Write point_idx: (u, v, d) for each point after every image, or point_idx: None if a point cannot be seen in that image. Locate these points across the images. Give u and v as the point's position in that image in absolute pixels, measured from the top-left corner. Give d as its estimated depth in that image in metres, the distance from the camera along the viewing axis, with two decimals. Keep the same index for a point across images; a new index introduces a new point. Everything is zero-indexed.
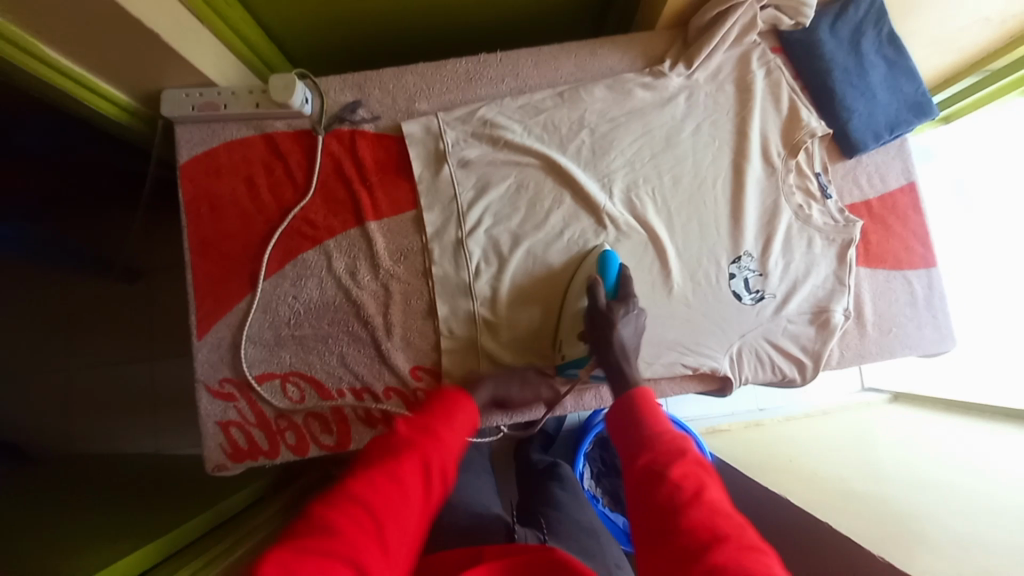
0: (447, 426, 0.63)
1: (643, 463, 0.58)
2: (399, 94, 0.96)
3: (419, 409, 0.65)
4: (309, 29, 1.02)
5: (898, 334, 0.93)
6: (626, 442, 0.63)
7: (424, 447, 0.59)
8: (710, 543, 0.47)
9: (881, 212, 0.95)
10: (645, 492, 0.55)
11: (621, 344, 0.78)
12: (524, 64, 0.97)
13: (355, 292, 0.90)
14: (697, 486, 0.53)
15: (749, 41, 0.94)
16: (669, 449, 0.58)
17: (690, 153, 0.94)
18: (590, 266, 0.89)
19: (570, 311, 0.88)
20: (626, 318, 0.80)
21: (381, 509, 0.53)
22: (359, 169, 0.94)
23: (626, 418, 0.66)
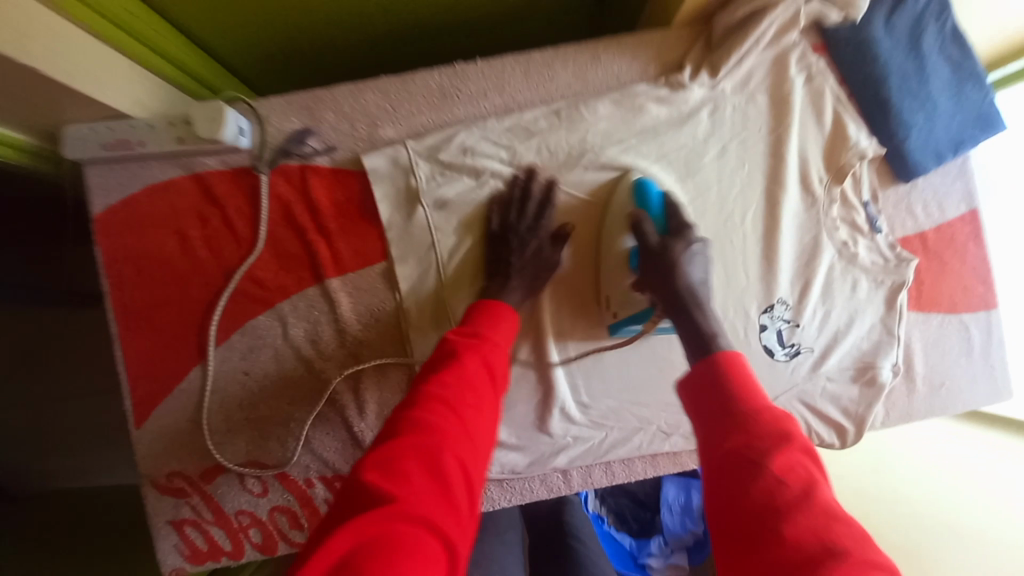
0: (492, 333, 0.63)
1: (732, 439, 0.48)
2: (358, 118, 0.78)
3: (466, 316, 0.66)
4: (242, 32, 0.81)
5: (950, 390, 0.81)
6: (704, 410, 0.53)
7: (478, 353, 0.60)
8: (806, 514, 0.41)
9: (937, 246, 0.80)
10: (732, 477, 0.46)
11: (689, 288, 0.65)
12: (511, 73, 0.78)
13: (318, 366, 0.76)
14: (803, 485, 0.43)
15: (788, 41, 0.77)
16: (771, 429, 0.48)
17: (716, 183, 0.78)
18: (621, 200, 0.75)
19: (613, 258, 0.73)
20: (689, 255, 0.67)
21: (459, 406, 0.55)
22: (314, 215, 0.77)
23: (700, 387, 0.54)
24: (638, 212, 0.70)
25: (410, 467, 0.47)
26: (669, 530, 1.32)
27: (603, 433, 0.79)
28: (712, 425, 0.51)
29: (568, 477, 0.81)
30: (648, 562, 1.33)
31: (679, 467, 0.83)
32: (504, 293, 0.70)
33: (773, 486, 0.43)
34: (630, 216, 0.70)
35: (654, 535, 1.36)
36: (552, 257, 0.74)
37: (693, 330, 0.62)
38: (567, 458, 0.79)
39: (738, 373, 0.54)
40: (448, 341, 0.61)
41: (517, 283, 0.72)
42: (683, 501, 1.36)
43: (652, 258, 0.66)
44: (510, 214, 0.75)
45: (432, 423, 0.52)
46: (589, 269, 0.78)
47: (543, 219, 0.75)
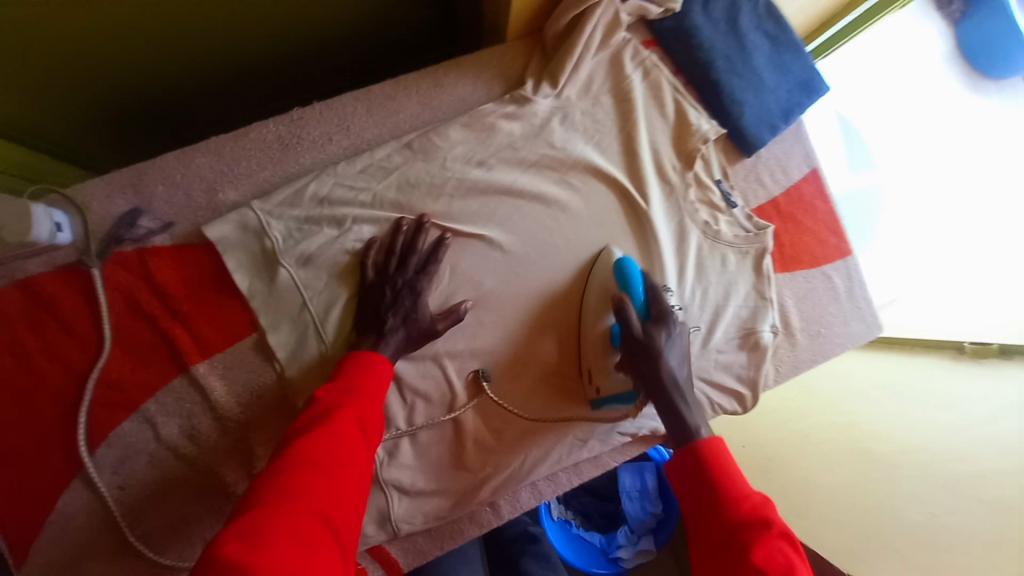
0: (366, 388, 0.62)
1: (718, 534, 0.56)
2: (195, 185, 0.73)
3: (336, 375, 0.63)
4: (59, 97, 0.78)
5: (827, 335, 0.87)
6: (692, 499, 0.61)
7: (351, 410, 0.58)
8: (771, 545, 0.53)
9: (789, 209, 0.86)
10: (718, 563, 0.54)
11: (670, 378, 0.69)
12: (354, 113, 0.76)
13: (203, 460, 0.71)
14: (787, 569, 0.50)
15: (617, 41, 0.80)
16: (752, 518, 0.55)
17: (579, 188, 0.80)
18: (603, 277, 0.76)
19: (593, 339, 0.76)
20: (671, 344, 0.69)
21: (332, 465, 0.52)
22: (164, 301, 0.71)
23: (689, 476, 0.62)
24: (623, 296, 0.70)
25: (270, 532, 0.43)
26: (632, 518, 1.36)
27: (522, 454, 0.78)
28: (703, 518, 0.58)
29: (497, 506, 0.80)
30: (618, 554, 1.34)
31: (602, 469, 0.84)
32: (382, 347, 0.67)
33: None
34: (612, 300, 0.71)
35: (620, 525, 1.39)
36: (431, 324, 0.71)
37: (673, 414, 0.68)
38: (492, 489, 0.78)
39: (721, 462, 0.61)
40: (319, 401, 0.58)
41: (394, 334, 0.68)
42: (640, 486, 1.41)
43: (635, 355, 0.70)
44: (388, 263, 0.71)
45: (300, 486, 0.49)
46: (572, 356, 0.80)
47: (425, 274, 0.71)
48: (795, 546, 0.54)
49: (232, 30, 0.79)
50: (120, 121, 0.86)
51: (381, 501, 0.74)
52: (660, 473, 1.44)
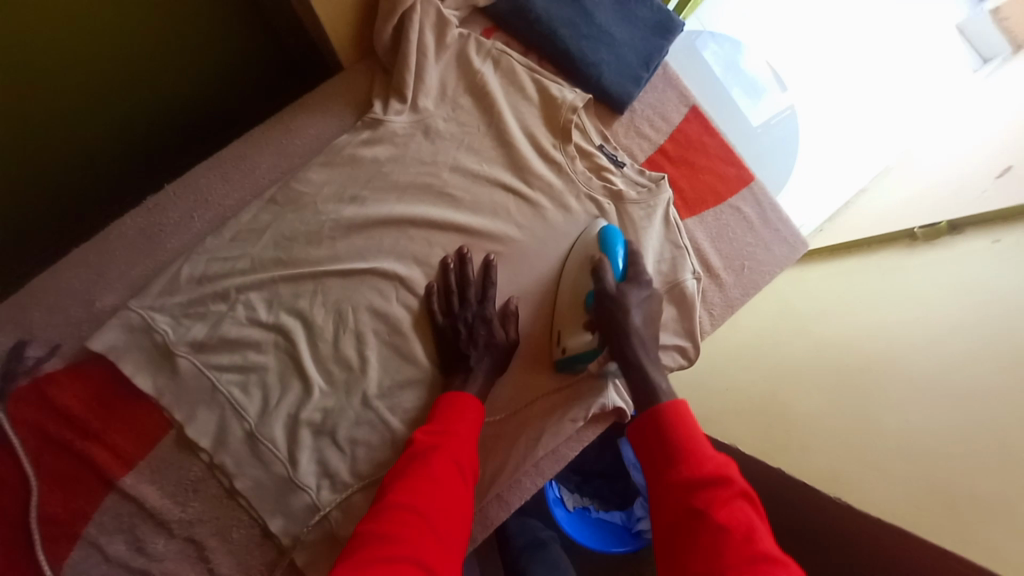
0: (458, 427, 0.67)
1: (678, 495, 0.57)
2: (71, 302, 0.71)
3: (432, 415, 0.69)
4: None
5: (754, 266, 0.85)
6: (653, 463, 0.62)
7: (445, 451, 0.64)
8: (731, 504, 0.55)
9: (680, 153, 0.84)
10: (676, 524, 0.56)
11: (634, 334, 0.71)
12: (209, 184, 0.74)
13: (156, 569, 0.69)
14: (746, 532, 0.52)
15: (454, 38, 0.77)
16: (714, 477, 0.57)
17: (465, 193, 0.77)
18: (589, 245, 0.76)
19: (572, 298, 0.76)
20: (642, 303, 0.72)
21: (429, 507, 0.58)
22: (73, 424, 0.69)
23: (650, 440, 0.64)
24: (602, 257, 0.73)
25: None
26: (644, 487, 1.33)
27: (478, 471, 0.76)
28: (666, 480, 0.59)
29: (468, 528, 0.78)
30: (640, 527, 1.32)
31: (562, 461, 0.80)
32: (468, 386, 0.71)
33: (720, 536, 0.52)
34: (593, 260, 0.73)
35: (635, 499, 1.37)
36: (507, 338, 0.75)
37: (638, 375, 0.70)
38: None
39: (684, 425, 0.63)
40: (420, 442, 0.65)
41: (479, 366, 0.73)
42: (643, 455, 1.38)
43: (604, 308, 0.71)
44: (452, 302, 0.75)
45: (398, 534, 0.55)
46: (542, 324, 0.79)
47: (488, 301, 0.74)
48: (753, 505, 0.56)
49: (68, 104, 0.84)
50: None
51: None
52: None
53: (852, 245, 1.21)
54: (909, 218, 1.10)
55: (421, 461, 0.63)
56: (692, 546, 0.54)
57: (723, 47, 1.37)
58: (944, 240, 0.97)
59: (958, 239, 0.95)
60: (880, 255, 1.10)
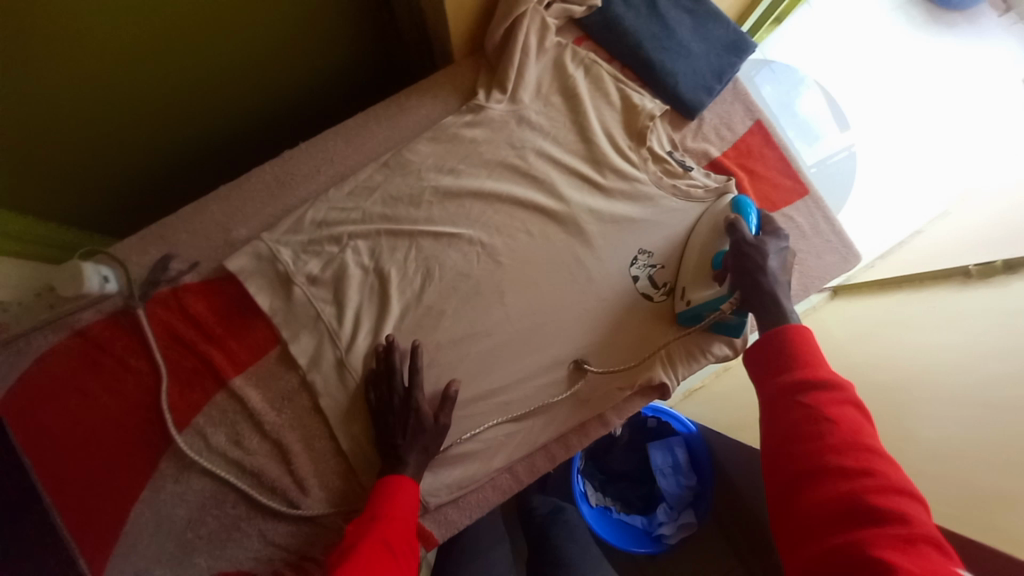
0: (393, 509, 0.72)
1: (790, 395, 0.67)
2: (211, 230, 0.85)
3: (366, 504, 0.74)
4: (78, 175, 0.98)
5: (807, 270, 0.93)
6: (769, 364, 0.71)
7: (379, 534, 0.69)
8: (838, 408, 0.64)
9: (740, 161, 0.95)
10: (787, 416, 0.65)
11: (771, 275, 0.79)
12: (333, 145, 0.88)
13: (248, 462, 0.80)
14: (852, 428, 0.62)
15: (553, 44, 0.90)
16: (828, 383, 0.66)
17: (547, 176, 0.88)
18: (720, 212, 0.88)
19: (700, 257, 0.88)
20: (777, 254, 0.81)
21: None
22: (200, 329, 0.82)
23: (767, 347, 0.73)
24: (738, 216, 0.83)
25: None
26: (669, 494, 1.37)
27: (529, 423, 0.86)
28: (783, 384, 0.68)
29: (513, 472, 0.88)
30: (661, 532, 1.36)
31: (609, 426, 0.90)
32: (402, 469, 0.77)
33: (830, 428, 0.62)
34: (729, 219, 0.83)
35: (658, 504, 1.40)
36: (437, 424, 0.80)
37: (770, 308, 0.77)
38: (505, 455, 0.86)
39: (804, 342, 0.71)
40: (356, 529, 0.70)
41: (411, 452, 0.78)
42: (672, 461, 1.42)
43: (739, 255, 0.80)
44: (383, 391, 0.80)
45: None
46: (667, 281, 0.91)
47: (414, 391, 0.79)
48: (861, 411, 0.65)
49: (217, 71, 0.97)
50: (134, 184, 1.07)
51: None
52: (689, 444, 1.44)
53: (909, 279, 1.23)
54: (965, 257, 1.12)
55: (356, 545, 0.67)
56: (800, 433, 0.63)
57: (779, 88, 1.48)
58: (1000, 278, 0.97)
59: (1013, 277, 0.94)
60: (934, 290, 1.11)
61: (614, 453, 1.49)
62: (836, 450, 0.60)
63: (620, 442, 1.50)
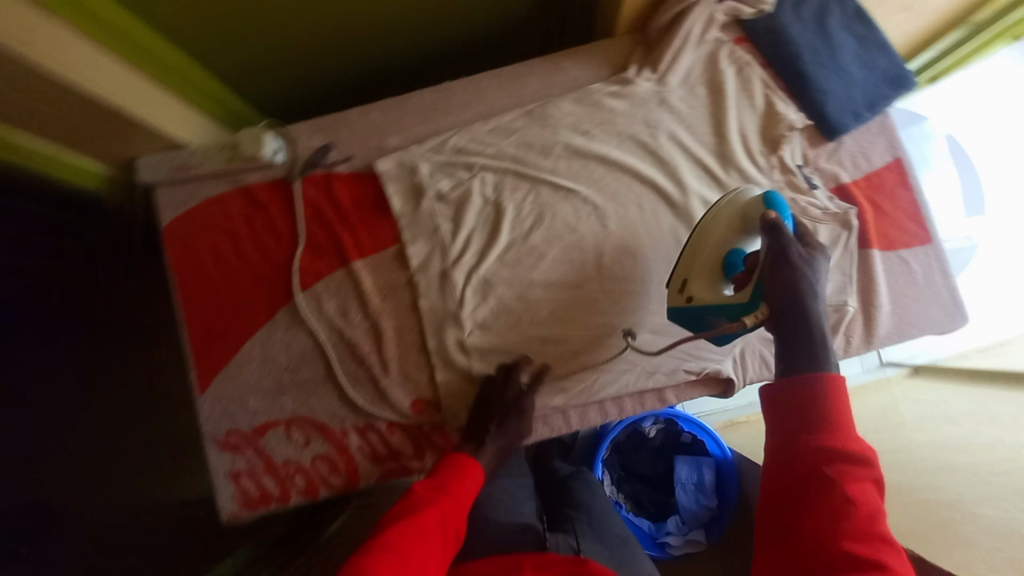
0: (453, 485, 0.78)
1: (810, 459, 0.56)
2: (369, 132, 0.97)
3: (435, 472, 0.81)
4: (269, 75, 1.03)
5: (906, 316, 0.92)
6: (797, 423, 0.59)
7: (436, 503, 0.74)
8: (859, 485, 0.54)
9: (868, 193, 0.94)
10: (810, 490, 0.55)
11: (806, 293, 0.69)
12: (488, 85, 0.97)
13: (348, 332, 0.92)
14: (870, 511, 0.53)
15: (713, 39, 0.94)
16: (856, 453, 0.55)
17: (673, 158, 0.93)
18: (753, 209, 0.79)
19: (715, 253, 0.80)
20: (813, 267, 0.71)
21: (409, 549, 0.66)
22: (339, 212, 0.94)
23: (793, 391, 0.61)
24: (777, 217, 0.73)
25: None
26: (684, 508, 1.39)
27: (594, 375, 0.92)
28: (803, 444, 0.58)
29: (567, 416, 0.94)
30: (666, 540, 1.38)
31: (665, 403, 0.92)
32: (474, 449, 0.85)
33: (847, 508, 0.53)
34: (766, 218, 0.73)
35: (671, 515, 1.43)
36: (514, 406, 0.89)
37: (801, 332, 0.67)
38: (564, 398, 0.92)
39: (837, 395, 0.59)
40: (418, 491, 0.76)
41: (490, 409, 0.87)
42: (697, 479, 1.41)
43: (779, 271, 0.69)
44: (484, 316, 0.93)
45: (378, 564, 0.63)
46: (681, 267, 0.84)
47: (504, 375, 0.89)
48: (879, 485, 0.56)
49: None
50: (305, 92, 1.09)
51: (469, 389, 0.93)
52: (719, 469, 1.43)
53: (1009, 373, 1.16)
54: None
55: (415, 507, 0.73)
56: (813, 509, 0.54)
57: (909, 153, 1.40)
58: None
59: None
60: None
61: (641, 454, 1.49)
62: (852, 537, 0.52)
63: (652, 444, 1.50)
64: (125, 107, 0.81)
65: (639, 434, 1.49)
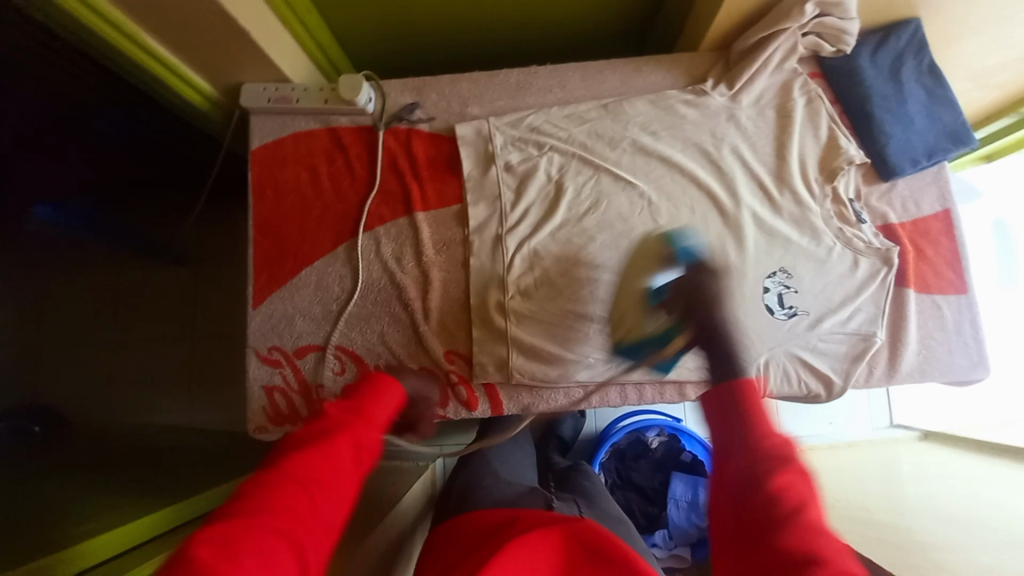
0: (371, 410, 0.69)
1: (738, 461, 0.62)
2: (454, 99, 1.04)
3: (352, 395, 0.71)
4: (374, 33, 1.11)
5: (932, 360, 0.94)
6: (728, 430, 0.67)
7: (352, 429, 0.64)
8: (781, 474, 0.58)
9: (913, 237, 0.97)
10: (743, 488, 0.58)
11: (717, 322, 0.79)
12: (571, 75, 1.04)
13: (399, 276, 0.98)
14: (797, 497, 0.55)
15: (790, 68, 0.99)
16: (772, 449, 0.61)
17: (732, 171, 0.98)
18: (659, 246, 0.92)
19: (639, 289, 0.90)
20: (719, 292, 0.82)
21: (308, 485, 0.56)
22: (412, 166, 1.02)
23: (722, 408, 0.69)
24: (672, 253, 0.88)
25: (240, 551, 0.47)
26: (675, 524, 1.40)
27: (620, 358, 0.95)
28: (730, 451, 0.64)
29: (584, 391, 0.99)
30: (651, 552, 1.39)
31: (683, 397, 0.97)
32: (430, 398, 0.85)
33: (772, 496, 0.56)
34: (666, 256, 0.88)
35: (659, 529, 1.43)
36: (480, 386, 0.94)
37: (721, 357, 0.75)
38: (588, 373, 0.97)
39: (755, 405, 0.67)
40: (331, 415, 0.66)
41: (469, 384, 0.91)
42: (690, 498, 1.43)
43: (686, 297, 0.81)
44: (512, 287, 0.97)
45: (271, 506, 0.52)
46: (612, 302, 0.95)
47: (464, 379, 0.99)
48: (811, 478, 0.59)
49: None
50: (397, 55, 1.18)
51: (501, 350, 0.96)
52: None
53: None
54: None
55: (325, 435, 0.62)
56: (747, 503, 0.57)
57: None
58: None
59: None
60: None
61: (641, 464, 1.50)
62: (782, 522, 0.53)
63: (652, 455, 1.51)
64: (252, 32, 0.89)
65: (642, 444, 1.51)
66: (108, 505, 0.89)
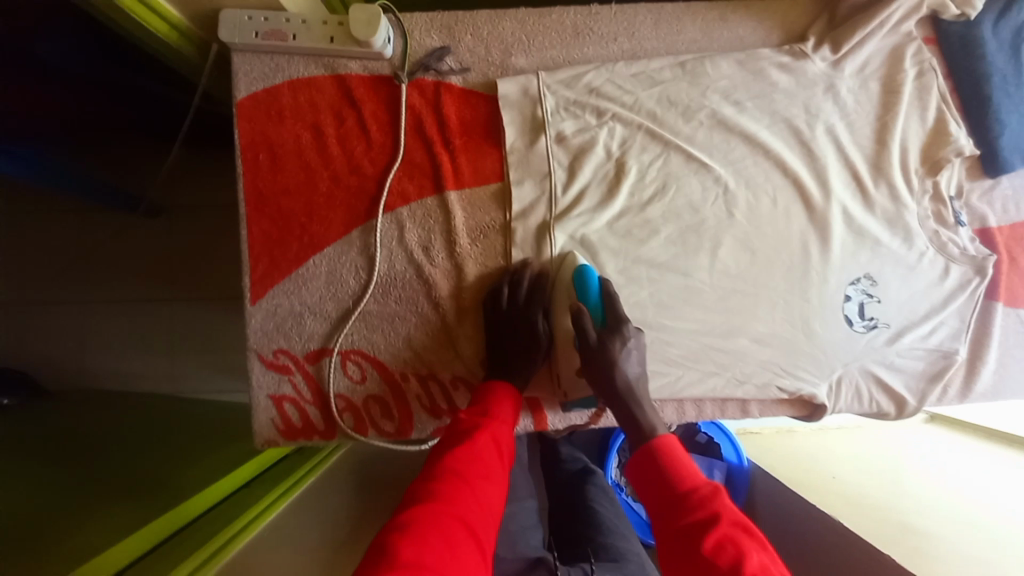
0: (504, 412, 0.72)
1: (675, 525, 0.58)
2: (494, 44, 0.83)
3: (481, 397, 0.75)
4: None
5: (1008, 378, 0.88)
6: (657, 498, 0.62)
7: (489, 429, 0.69)
8: (712, 528, 0.55)
9: (1010, 242, 0.86)
10: (687, 559, 0.54)
11: (626, 385, 0.74)
12: (642, 22, 0.84)
13: (428, 270, 0.82)
14: (735, 554, 0.51)
15: (907, 31, 0.82)
16: (704, 507, 0.58)
17: (824, 155, 0.83)
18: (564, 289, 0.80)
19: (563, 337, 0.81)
20: (626, 352, 0.75)
21: (466, 472, 0.62)
22: (443, 131, 0.82)
23: (647, 471, 0.66)
24: (579, 305, 0.77)
25: (426, 533, 0.52)
26: None
27: (680, 371, 0.85)
28: (662, 516, 0.60)
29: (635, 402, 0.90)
30: None
31: (746, 415, 0.89)
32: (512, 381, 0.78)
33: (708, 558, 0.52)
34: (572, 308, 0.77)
35: None
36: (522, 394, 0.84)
37: (630, 418, 0.73)
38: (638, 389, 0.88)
39: (675, 457, 0.65)
40: (464, 418, 0.70)
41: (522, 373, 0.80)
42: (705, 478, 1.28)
43: (595, 364, 0.74)
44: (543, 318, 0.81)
45: (443, 498, 0.57)
46: None
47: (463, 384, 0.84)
48: (753, 532, 0.55)
49: None
50: None
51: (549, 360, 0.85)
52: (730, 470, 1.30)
53: None
54: None
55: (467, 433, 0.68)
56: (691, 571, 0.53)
57: None
58: None
59: None
60: None
61: None
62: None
63: None
64: None
65: None
66: (127, 482, 0.82)
